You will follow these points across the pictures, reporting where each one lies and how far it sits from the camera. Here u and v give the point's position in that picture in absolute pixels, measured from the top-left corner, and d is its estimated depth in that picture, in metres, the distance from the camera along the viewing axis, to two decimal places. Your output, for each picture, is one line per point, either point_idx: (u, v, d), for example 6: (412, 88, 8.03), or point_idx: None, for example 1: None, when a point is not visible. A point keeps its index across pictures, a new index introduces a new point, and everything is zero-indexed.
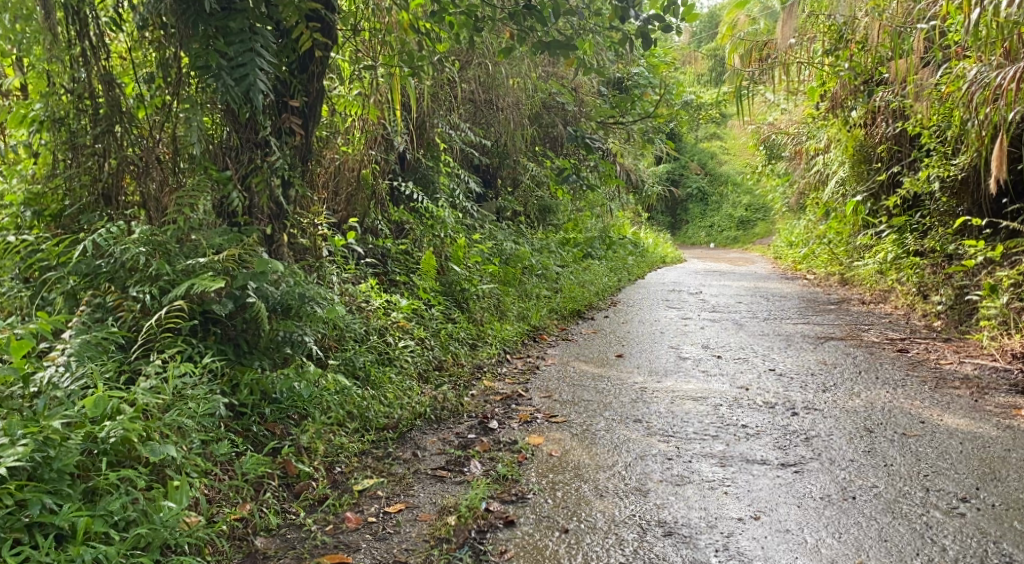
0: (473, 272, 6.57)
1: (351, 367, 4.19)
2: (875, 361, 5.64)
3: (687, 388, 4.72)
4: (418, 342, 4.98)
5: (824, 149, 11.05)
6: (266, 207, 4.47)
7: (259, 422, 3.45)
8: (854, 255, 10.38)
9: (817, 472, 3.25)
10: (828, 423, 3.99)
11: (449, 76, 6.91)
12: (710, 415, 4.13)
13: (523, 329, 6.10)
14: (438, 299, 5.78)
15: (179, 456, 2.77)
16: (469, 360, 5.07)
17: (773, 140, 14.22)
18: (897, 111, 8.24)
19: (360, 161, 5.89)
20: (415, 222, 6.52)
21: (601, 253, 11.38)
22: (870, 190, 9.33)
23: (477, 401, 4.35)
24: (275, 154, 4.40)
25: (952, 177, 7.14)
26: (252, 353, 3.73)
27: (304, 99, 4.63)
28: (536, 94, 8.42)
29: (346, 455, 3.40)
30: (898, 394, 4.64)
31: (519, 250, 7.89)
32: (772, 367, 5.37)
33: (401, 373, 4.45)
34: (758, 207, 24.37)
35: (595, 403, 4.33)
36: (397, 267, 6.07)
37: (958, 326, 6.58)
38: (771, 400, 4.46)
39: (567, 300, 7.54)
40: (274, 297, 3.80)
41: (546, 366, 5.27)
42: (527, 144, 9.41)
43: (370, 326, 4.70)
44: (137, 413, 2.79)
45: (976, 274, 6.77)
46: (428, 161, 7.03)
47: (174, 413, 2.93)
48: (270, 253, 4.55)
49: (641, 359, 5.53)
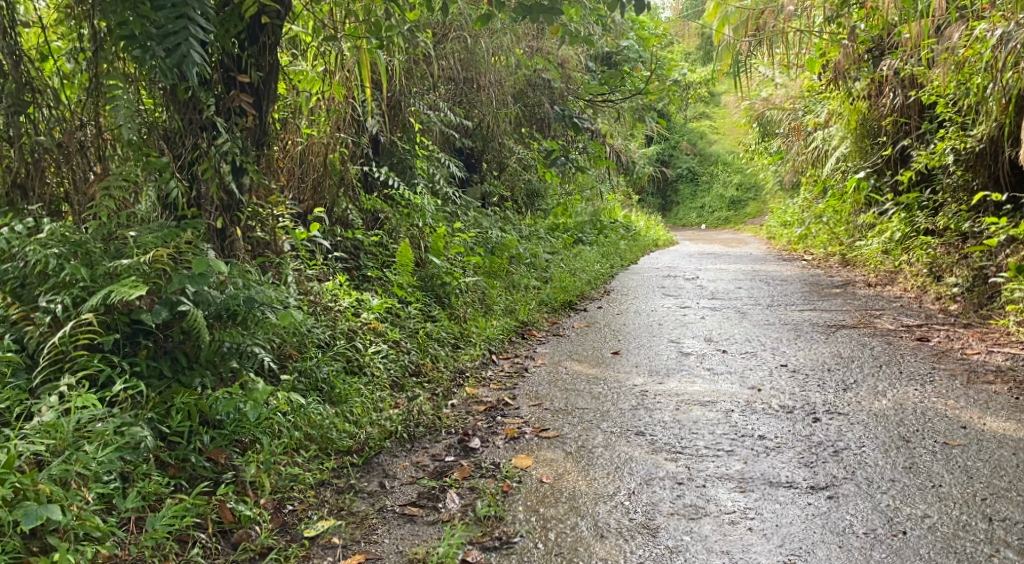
0: (454, 264, 6.06)
1: (312, 379, 3.69)
2: (896, 351, 5.16)
3: (692, 391, 4.21)
4: (392, 346, 4.48)
5: (823, 124, 10.55)
6: (215, 198, 3.95)
7: (198, 451, 2.94)
8: (856, 234, 9.89)
9: (854, 496, 2.76)
10: (857, 431, 3.49)
11: (424, 51, 6.37)
12: (721, 425, 3.63)
13: (511, 326, 5.60)
14: (416, 296, 5.27)
15: (63, 520, 2.29)
16: (450, 363, 4.57)
17: (766, 117, 13.68)
18: (906, 80, 7.74)
19: (326, 145, 5.30)
20: (391, 211, 5.98)
21: (592, 238, 10.88)
22: (874, 166, 8.84)
23: (457, 413, 3.84)
24: (223, 136, 3.87)
25: (968, 150, 6.67)
26: (192, 368, 3.21)
27: (257, 75, 4.09)
28: (519, 71, 7.90)
29: (301, 489, 2.91)
30: (928, 392, 4.17)
31: (505, 239, 7.38)
32: (784, 362, 4.88)
33: (371, 384, 3.95)
34: (749, 186, 23.87)
35: (592, 413, 3.82)
36: (370, 261, 5.54)
37: (978, 309, 6.11)
38: (787, 404, 3.96)
39: (558, 290, 7.03)
40: (217, 302, 3.29)
41: (535, 368, 4.76)
42: (513, 124, 8.86)
43: (336, 330, 4.19)
44: (7, 468, 2.30)
45: (997, 254, 6.30)
46: (404, 144, 6.50)
47: (63, 461, 2.43)
48: (221, 250, 4.03)
49: (639, 357, 5.02)
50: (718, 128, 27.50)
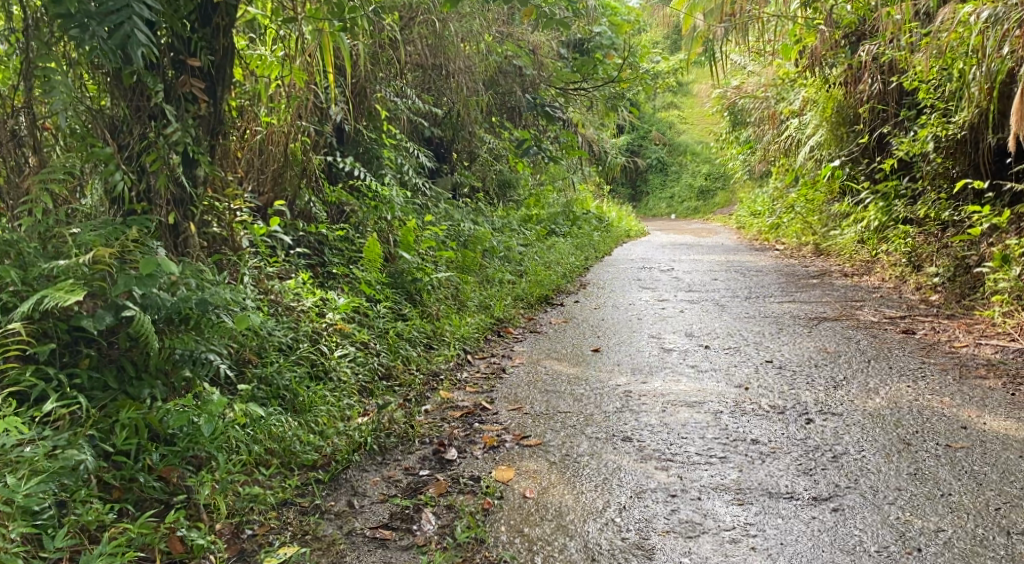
0: (425, 259, 5.81)
1: (273, 387, 3.44)
2: (882, 345, 5.02)
3: (677, 391, 4.01)
4: (360, 348, 4.23)
5: (798, 112, 10.41)
6: (165, 191, 3.67)
7: (147, 470, 2.69)
8: (830, 223, 9.79)
9: (860, 509, 2.60)
10: (855, 433, 3.31)
11: (390, 35, 6.10)
12: (711, 428, 3.42)
13: (485, 323, 5.37)
14: (385, 294, 5.02)
15: None
16: (423, 365, 4.33)
17: (738, 105, 13.57)
18: (884, 66, 7.63)
19: (287, 134, 5.04)
20: (357, 204, 5.71)
21: (565, 229, 10.69)
22: (850, 154, 8.72)
23: (431, 420, 3.61)
24: (172, 126, 3.59)
25: (949, 137, 6.55)
26: (140, 378, 2.95)
27: (208, 59, 3.81)
28: (490, 57, 7.63)
29: (261, 511, 2.67)
30: (921, 389, 4.01)
31: (477, 231, 7.15)
32: (770, 358, 4.69)
33: (338, 390, 3.71)
34: (718, 176, 23.82)
35: (574, 417, 3.61)
36: (336, 257, 5.27)
37: (960, 300, 6.00)
38: (778, 404, 3.78)
39: (533, 284, 6.81)
40: (167, 306, 3.03)
41: (512, 368, 4.54)
42: (484, 113, 8.61)
43: (299, 332, 3.93)
44: None
45: (980, 243, 6.20)
46: (371, 133, 6.23)
47: None
48: (174, 247, 3.76)
49: (620, 355, 4.82)
50: (687, 118, 27.44)
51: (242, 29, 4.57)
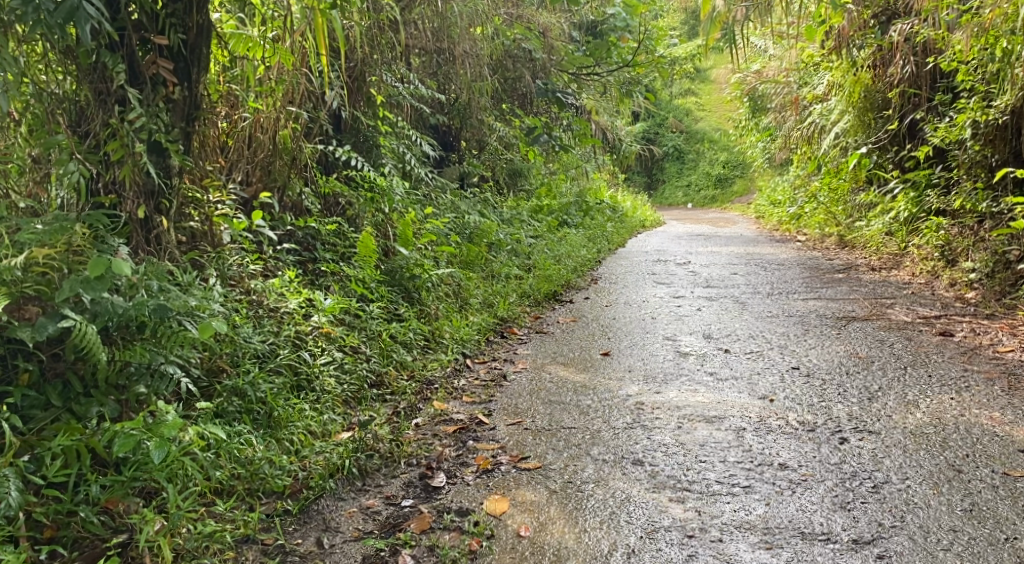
0: (425, 254, 5.46)
1: (245, 399, 3.11)
2: (919, 349, 4.62)
3: (694, 404, 3.62)
4: (349, 353, 3.89)
5: (822, 98, 9.95)
6: (132, 184, 3.36)
7: (88, 503, 2.39)
8: (855, 214, 9.35)
9: (911, 558, 2.29)
10: (897, 456, 2.94)
11: (392, 15, 5.74)
12: (733, 449, 3.05)
13: (488, 324, 5.02)
14: (380, 293, 4.68)
15: None
16: (417, 371, 3.98)
17: (758, 90, 13.15)
18: (918, 47, 7.21)
19: (276, 120, 4.66)
20: (353, 195, 5.36)
21: (578, 220, 10.31)
22: (877, 142, 8.29)
23: (421, 437, 3.26)
24: (136, 111, 3.29)
25: (987, 123, 6.14)
26: (89, 396, 2.63)
27: (179, 38, 3.46)
28: (497, 40, 7.28)
29: (216, 552, 2.37)
30: (966, 402, 3.63)
31: (483, 224, 6.79)
32: (796, 365, 4.30)
33: (320, 402, 3.37)
34: (736, 164, 23.29)
35: (580, 434, 3.25)
36: (328, 251, 4.92)
37: (1000, 298, 5.61)
38: (808, 420, 3.39)
39: (542, 279, 6.45)
40: (120, 312, 2.70)
41: (515, 375, 4.17)
42: (493, 100, 8.24)
43: (280, 337, 3.60)
44: None
45: (1022, 238, 5.78)
46: (369, 120, 5.87)
47: None
48: (143, 244, 3.45)
49: (632, 360, 4.44)
50: (704, 104, 26.95)
51: (228, 7, 4.22)
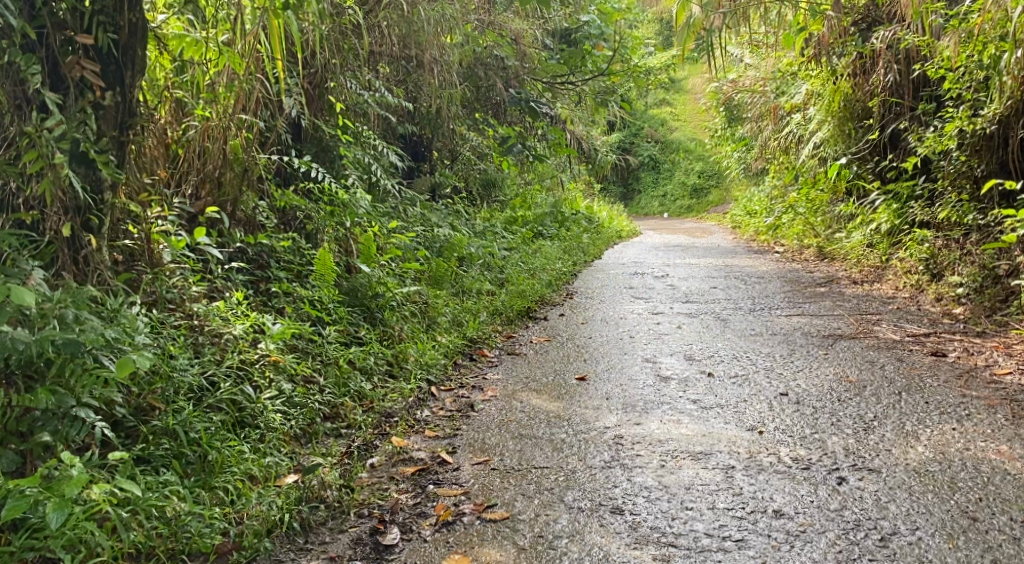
0: (389, 271, 5.13)
1: (178, 443, 2.77)
2: (913, 371, 4.36)
3: (678, 437, 3.32)
4: (301, 382, 3.55)
5: (800, 107, 9.77)
6: (56, 200, 3.01)
7: None
8: (834, 226, 9.14)
9: None
10: (903, 501, 2.66)
11: (354, 18, 5.43)
12: (723, 493, 2.76)
13: (456, 346, 4.69)
14: (338, 314, 4.34)
15: None
16: (375, 402, 3.65)
17: (735, 100, 12.99)
18: (900, 55, 7.03)
19: (226, 129, 4.28)
20: (312, 208, 5.00)
21: (553, 232, 10.04)
22: (857, 152, 8.09)
23: (375, 480, 2.93)
24: (56, 117, 2.93)
25: (975, 133, 5.95)
26: None
27: (109, 38, 3.11)
28: (467, 45, 6.99)
29: None
30: (969, 433, 3.36)
31: (453, 237, 6.46)
32: (784, 391, 4.01)
33: (264, 441, 3.04)
34: (712, 174, 23.15)
35: (553, 475, 2.93)
36: (283, 269, 4.58)
37: (990, 314, 5.37)
38: (802, 456, 3.09)
39: (515, 296, 6.14)
40: (22, 348, 2.36)
41: (483, 403, 3.85)
42: (464, 107, 7.95)
43: (223, 367, 3.26)
44: None
45: (1012, 252, 5.55)
46: (331, 128, 5.54)
47: None
48: (72, 265, 3.11)
49: (610, 385, 4.13)
50: (679, 114, 26.89)
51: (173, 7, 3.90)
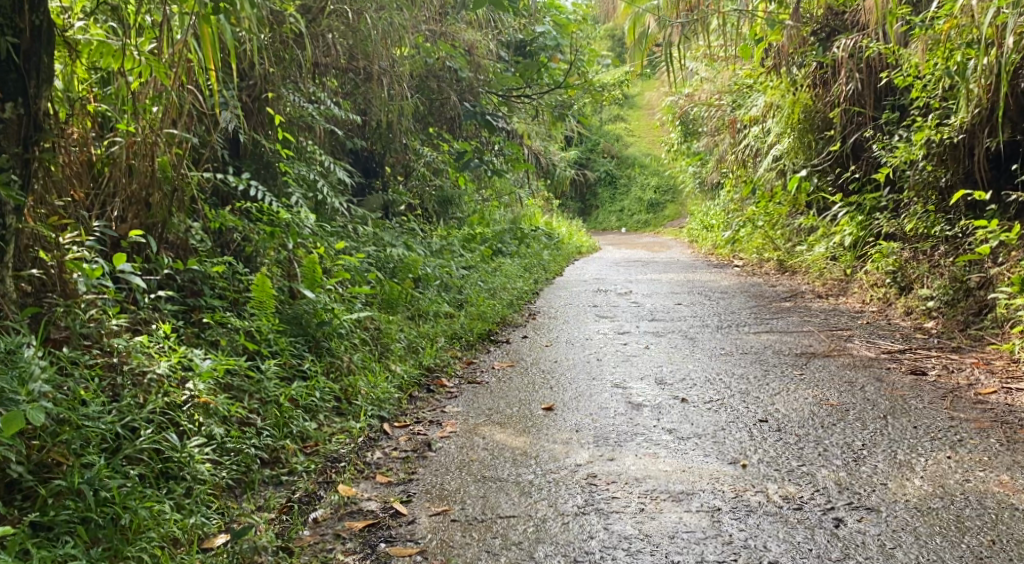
0: (336, 296, 4.76)
1: (85, 505, 2.42)
2: (896, 392, 4.12)
3: (655, 474, 3.01)
4: (237, 425, 3.17)
5: (757, 119, 9.62)
6: None
7: None
8: (795, 239, 8.98)
9: None
10: (909, 548, 2.45)
11: (296, 25, 5.07)
12: (712, 542, 2.51)
13: (410, 377, 4.33)
14: (280, 344, 3.97)
15: None
16: (319, 445, 3.28)
17: (692, 114, 12.85)
18: (863, 64, 6.90)
19: (153, 144, 3.81)
20: (251, 229, 4.62)
21: (512, 249, 9.74)
22: (819, 163, 7.95)
23: (318, 540, 2.62)
24: None
25: (943, 142, 5.83)
26: None
27: (8, 42, 2.69)
28: (419, 57, 6.68)
29: None
30: (965, 461, 3.12)
31: (407, 257, 6.10)
32: (764, 417, 3.73)
33: (191, 497, 2.68)
34: (668, 189, 23.04)
35: (522, 524, 2.64)
36: (219, 296, 4.20)
37: (964, 328, 5.19)
38: (792, 494, 2.81)
39: (474, 318, 5.80)
40: None
41: (440, 441, 3.50)
42: (416, 122, 7.62)
43: (144, 411, 2.88)
44: None
45: (984, 264, 5.40)
46: (272, 143, 5.17)
47: None
48: None
49: (579, 415, 3.82)
50: (634, 130, 26.85)
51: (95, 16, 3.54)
